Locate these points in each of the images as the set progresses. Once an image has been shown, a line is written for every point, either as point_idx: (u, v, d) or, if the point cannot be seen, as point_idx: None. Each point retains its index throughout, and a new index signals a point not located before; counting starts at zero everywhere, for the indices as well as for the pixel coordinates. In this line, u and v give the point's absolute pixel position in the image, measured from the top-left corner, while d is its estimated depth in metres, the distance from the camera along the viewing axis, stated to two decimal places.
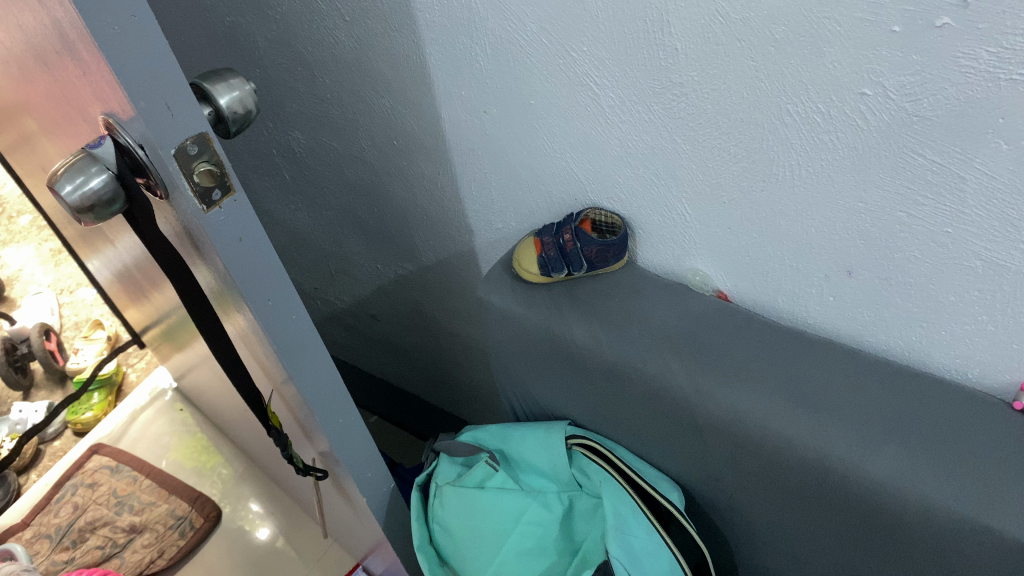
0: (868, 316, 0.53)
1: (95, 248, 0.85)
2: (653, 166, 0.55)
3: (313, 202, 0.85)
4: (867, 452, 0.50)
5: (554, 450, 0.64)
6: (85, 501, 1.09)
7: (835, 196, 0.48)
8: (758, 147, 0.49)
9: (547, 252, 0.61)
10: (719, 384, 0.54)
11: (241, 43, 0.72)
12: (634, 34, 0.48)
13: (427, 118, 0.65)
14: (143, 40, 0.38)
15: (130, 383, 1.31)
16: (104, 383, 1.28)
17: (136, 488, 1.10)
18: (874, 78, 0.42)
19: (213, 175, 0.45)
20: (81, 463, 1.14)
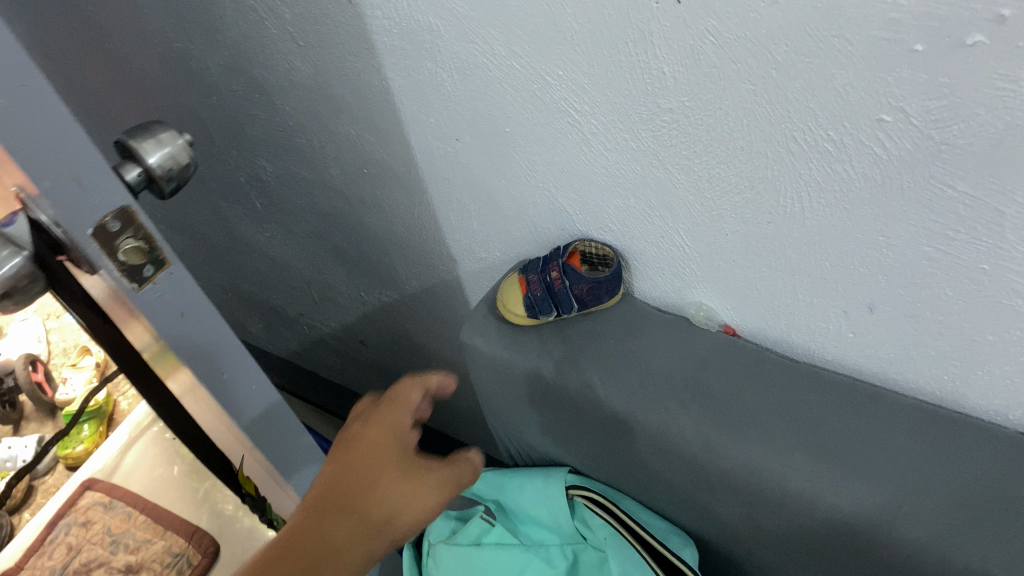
0: (893, 353, 0.47)
1: None
2: (646, 196, 0.49)
3: (287, 230, 0.80)
4: (902, 512, 0.44)
5: (554, 502, 0.59)
6: (78, 542, 0.93)
7: (851, 230, 0.43)
8: (762, 177, 0.43)
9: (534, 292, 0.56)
10: (733, 435, 0.49)
11: (193, 69, 0.67)
12: (616, 57, 0.42)
13: (397, 146, 0.59)
14: (37, 111, 0.33)
15: (120, 410, 1.10)
16: (94, 413, 1.08)
17: (131, 524, 0.95)
18: (894, 103, 0.36)
19: (142, 252, 0.39)
20: (73, 500, 0.98)
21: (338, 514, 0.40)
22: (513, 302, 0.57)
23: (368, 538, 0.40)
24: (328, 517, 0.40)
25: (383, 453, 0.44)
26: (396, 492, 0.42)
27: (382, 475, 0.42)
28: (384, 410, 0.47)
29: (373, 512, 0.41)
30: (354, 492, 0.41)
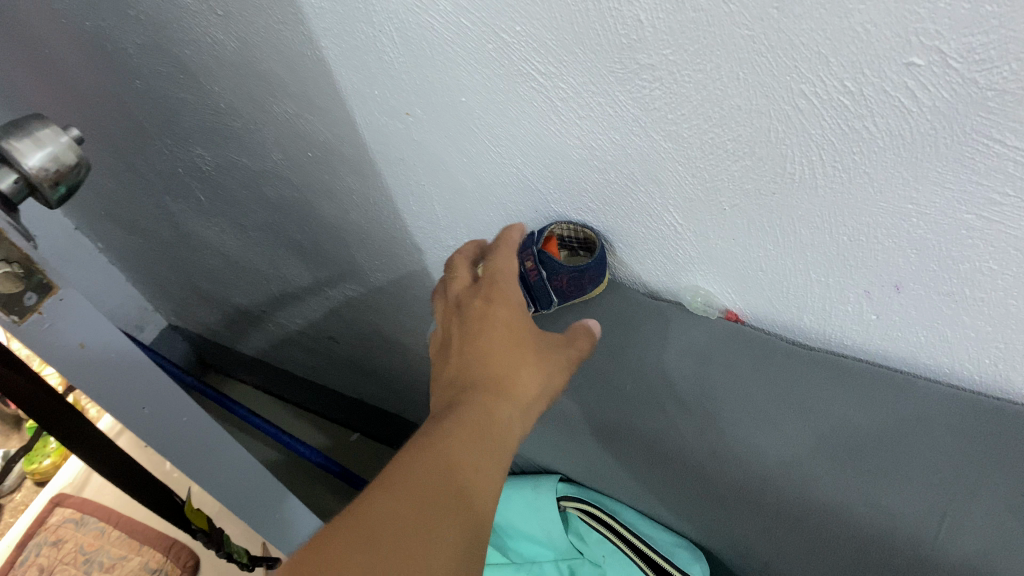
0: (925, 337, 0.41)
1: None
2: (628, 169, 0.42)
3: (238, 224, 0.73)
4: (946, 524, 0.37)
5: (545, 514, 0.53)
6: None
7: (873, 198, 0.36)
8: (764, 141, 0.36)
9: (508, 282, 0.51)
10: (744, 438, 0.44)
11: (109, 50, 0.59)
12: (580, 5, 0.35)
13: (342, 126, 0.52)
14: None
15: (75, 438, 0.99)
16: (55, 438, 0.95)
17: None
18: (928, 42, 0.28)
19: (17, 278, 0.33)
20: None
21: (489, 395, 0.42)
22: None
23: (516, 403, 0.42)
24: (483, 398, 0.41)
25: (514, 335, 0.45)
26: (534, 371, 0.44)
27: (517, 357, 0.44)
28: (491, 291, 0.47)
29: (516, 389, 0.43)
30: (499, 378, 0.43)
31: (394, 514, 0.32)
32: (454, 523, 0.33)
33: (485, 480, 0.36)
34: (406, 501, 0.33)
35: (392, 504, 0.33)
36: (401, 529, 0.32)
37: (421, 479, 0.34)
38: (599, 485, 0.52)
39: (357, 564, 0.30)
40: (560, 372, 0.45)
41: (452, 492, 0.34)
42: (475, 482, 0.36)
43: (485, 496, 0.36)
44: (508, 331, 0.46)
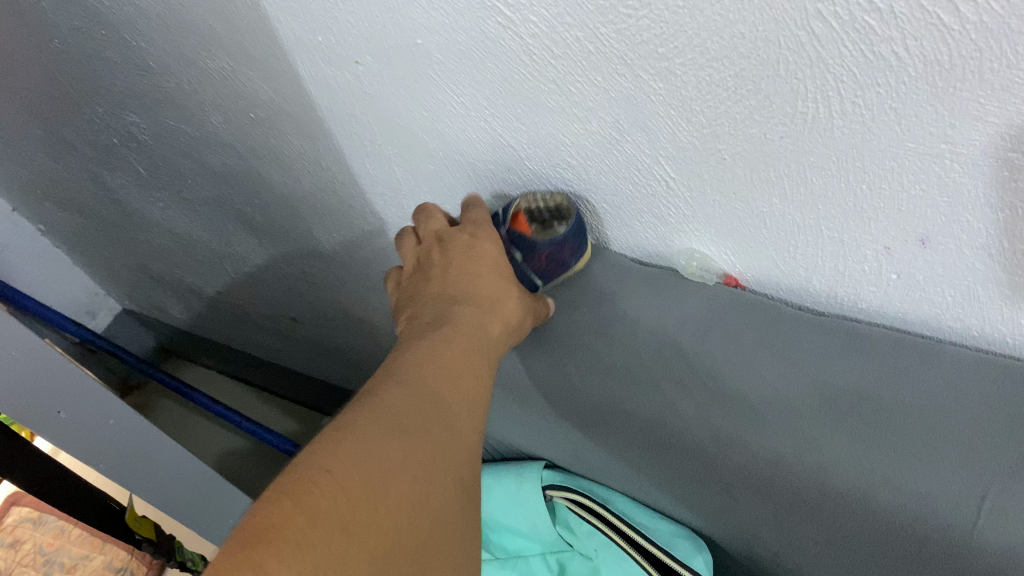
0: (953, 296, 0.36)
1: None
2: (611, 116, 0.37)
3: (182, 198, 0.66)
4: (985, 512, 0.33)
5: (530, 505, 0.49)
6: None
7: (901, 138, 0.30)
8: (771, 74, 0.31)
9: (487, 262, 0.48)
10: (749, 423, 0.39)
11: (19, 5, 0.52)
12: None
13: (283, 81, 0.46)
14: None
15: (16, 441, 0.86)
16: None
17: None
18: None
19: None
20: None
21: (477, 321, 0.41)
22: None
23: (498, 332, 0.42)
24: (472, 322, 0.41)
25: (500, 269, 0.45)
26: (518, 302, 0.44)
27: (505, 286, 0.44)
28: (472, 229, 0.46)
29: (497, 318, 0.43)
30: (486, 305, 0.43)
31: (408, 409, 0.32)
32: (455, 433, 0.33)
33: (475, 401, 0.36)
34: (416, 402, 0.32)
35: (405, 401, 0.32)
36: (415, 425, 0.31)
37: (427, 388, 0.34)
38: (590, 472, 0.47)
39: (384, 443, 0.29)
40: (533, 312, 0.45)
41: (451, 405, 0.34)
42: (469, 403, 0.36)
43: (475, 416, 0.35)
44: (494, 264, 0.45)
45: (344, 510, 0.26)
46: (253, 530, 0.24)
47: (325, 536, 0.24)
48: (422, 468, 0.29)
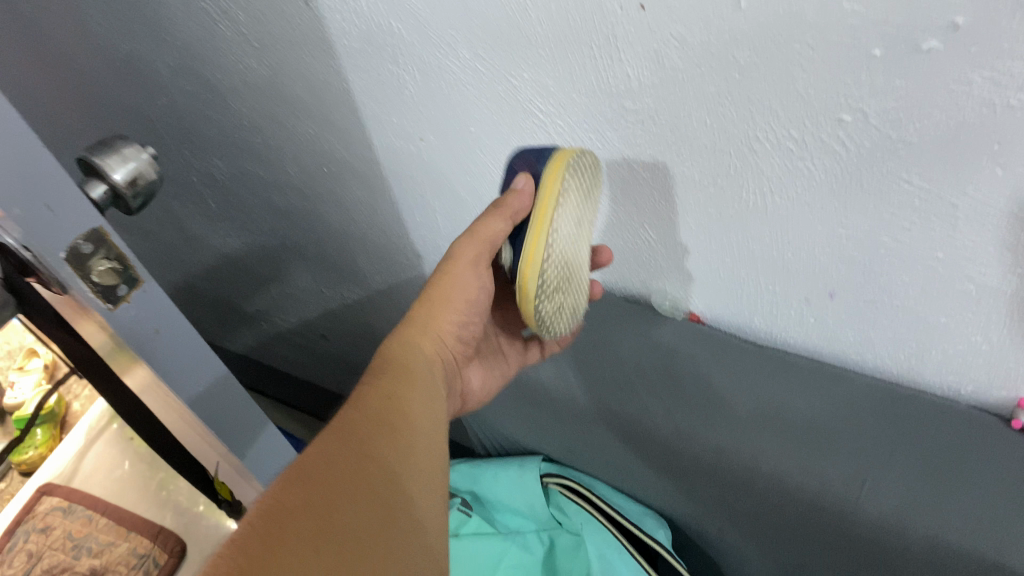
0: (852, 336, 0.50)
1: None
2: (611, 192, 0.51)
3: (243, 228, 0.79)
4: (868, 487, 0.46)
5: (531, 489, 0.61)
6: (39, 548, 0.88)
7: (814, 223, 0.44)
8: (726, 174, 0.44)
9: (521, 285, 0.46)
10: (700, 423, 0.52)
11: (141, 70, 0.65)
12: (580, 60, 0.43)
13: (358, 145, 0.59)
14: (11, 141, 0.33)
15: (73, 412, 1.03)
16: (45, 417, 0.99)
17: (93, 527, 0.90)
18: (853, 104, 0.37)
19: (116, 272, 0.40)
20: (30, 504, 0.92)
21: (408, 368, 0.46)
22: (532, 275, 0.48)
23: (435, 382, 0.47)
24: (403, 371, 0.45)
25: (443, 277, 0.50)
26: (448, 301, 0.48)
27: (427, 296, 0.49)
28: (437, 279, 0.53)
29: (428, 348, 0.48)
30: (409, 342, 0.47)
31: (335, 484, 0.36)
32: (395, 495, 0.38)
33: (419, 452, 0.41)
34: (347, 472, 0.37)
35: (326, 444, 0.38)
36: (350, 499, 0.36)
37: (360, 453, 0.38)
38: (579, 462, 0.60)
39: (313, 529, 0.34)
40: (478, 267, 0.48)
41: (386, 467, 0.39)
42: (409, 457, 0.40)
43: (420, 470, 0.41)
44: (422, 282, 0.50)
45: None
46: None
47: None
48: (351, 544, 0.35)
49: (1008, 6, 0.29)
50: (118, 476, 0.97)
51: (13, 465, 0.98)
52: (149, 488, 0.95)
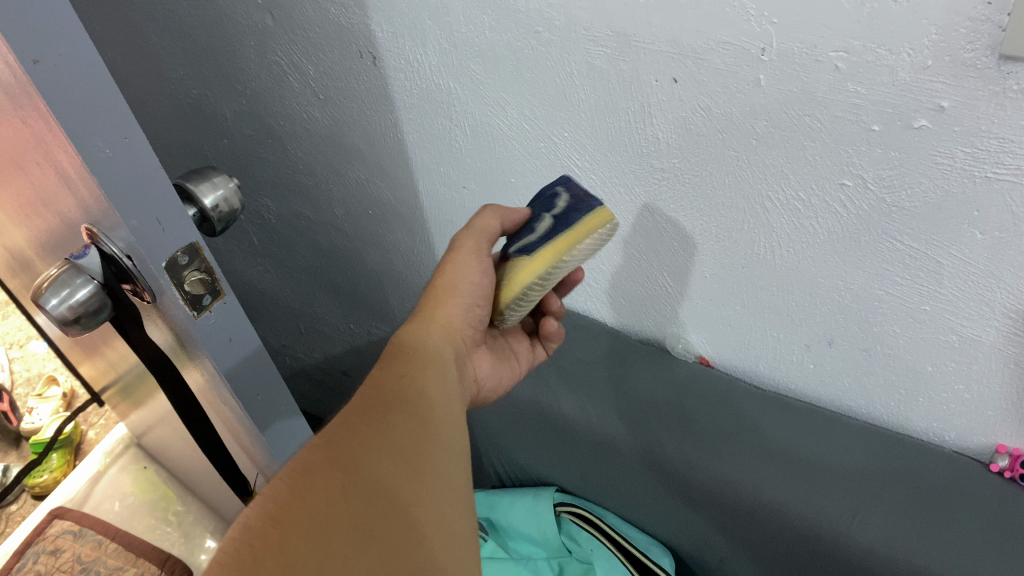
0: (847, 383, 0.55)
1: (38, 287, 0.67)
2: (634, 242, 0.57)
3: (281, 264, 0.85)
4: (857, 519, 0.51)
5: (544, 517, 0.69)
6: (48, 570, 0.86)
7: (817, 277, 0.50)
8: (740, 230, 0.50)
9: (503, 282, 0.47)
10: (709, 455, 0.57)
11: (208, 114, 0.72)
12: (617, 123, 0.49)
13: (404, 190, 0.65)
14: (135, 162, 0.39)
15: (89, 439, 1.02)
16: (62, 443, 0.99)
17: (102, 552, 0.87)
18: (854, 171, 0.43)
19: (205, 283, 0.45)
20: (41, 526, 0.90)
21: (415, 356, 0.43)
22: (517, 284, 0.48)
23: (446, 365, 0.44)
24: (413, 358, 0.43)
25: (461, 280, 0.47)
26: (455, 292, 0.47)
27: (437, 298, 0.47)
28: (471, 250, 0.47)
29: (431, 340, 0.45)
30: (417, 334, 0.45)
31: (359, 442, 0.33)
32: (422, 449, 0.35)
33: (441, 417, 0.38)
34: (370, 432, 0.34)
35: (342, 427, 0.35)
36: (375, 452, 0.33)
37: (377, 415, 0.35)
38: (601, 489, 0.66)
39: (340, 481, 0.31)
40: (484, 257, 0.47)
41: (414, 420, 0.36)
42: (431, 419, 0.37)
43: (445, 433, 0.37)
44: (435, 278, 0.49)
45: (307, 552, 0.28)
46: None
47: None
48: (382, 493, 0.32)
49: (984, 93, 0.36)
50: (131, 502, 0.94)
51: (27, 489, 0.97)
52: (162, 513, 0.93)
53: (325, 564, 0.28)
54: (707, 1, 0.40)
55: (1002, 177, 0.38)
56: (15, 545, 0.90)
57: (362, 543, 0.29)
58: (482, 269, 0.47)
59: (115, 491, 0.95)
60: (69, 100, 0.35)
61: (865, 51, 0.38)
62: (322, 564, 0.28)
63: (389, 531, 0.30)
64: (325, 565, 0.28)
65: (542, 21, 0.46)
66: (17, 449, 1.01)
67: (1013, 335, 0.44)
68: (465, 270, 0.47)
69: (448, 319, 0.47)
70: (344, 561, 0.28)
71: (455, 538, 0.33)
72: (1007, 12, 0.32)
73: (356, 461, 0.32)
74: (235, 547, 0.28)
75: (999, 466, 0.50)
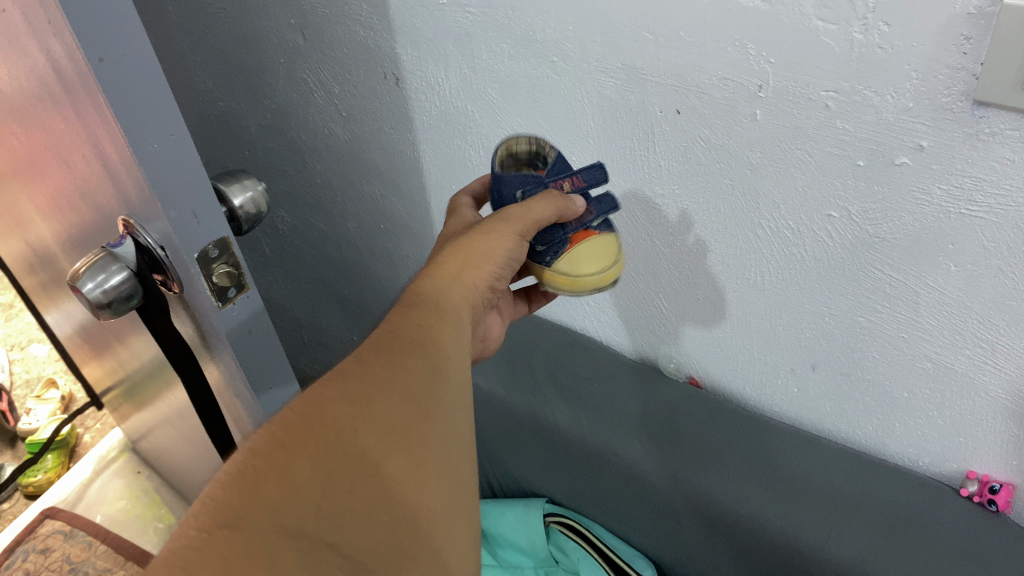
0: (829, 406, 0.58)
1: (57, 281, 0.69)
2: (634, 264, 0.60)
3: (291, 274, 0.88)
4: (833, 534, 0.54)
5: (532, 528, 0.72)
6: (36, 569, 0.86)
7: (803, 303, 0.53)
8: (732, 255, 0.54)
9: (547, 262, 0.47)
10: (695, 467, 0.60)
11: (234, 126, 0.76)
12: (623, 150, 0.53)
13: (416, 207, 0.69)
14: (177, 157, 0.42)
15: (84, 443, 1.01)
16: (58, 444, 0.98)
17: (92, 553, 0.87)
18: (840, 204, 0.46)
19: (231, 275, 0.48)
20: (32, 526, 0.90)
21: (435, 312, 0.39)
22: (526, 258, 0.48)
23: (466, 326, 0.40)
24: (428, 309, 0.39)
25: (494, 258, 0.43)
26: (485, 260, 0.43)
27: (462, 260, 0.42)
28: (513, 212, 0.43)
29: (454, 297, 0.41)
30: (440, 290, 0.41)
31: (376, 378, 0.34)
32: (435, 393, 0.35)
33: (455, 365, 0.38)
34: (387, 369, 0.35)
35: (342, 389, 0.33)
36: (389, 390, 0.34)
37: (387, 368, 0.34)
38: (596, 502, 0.69)
39: (352, 416, 0.32)
40: (522, 237, 0.44)
41: (422, 387, 0.35)
42: (447, 363, 0.37)
43: (459, 380, 0.37)
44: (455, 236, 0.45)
45: (290, 510, 0.28)
46: (208, 524, 0.27)
47: (287, 520, 0.28)
48: (392, 432, 0.32)
49: (960, 135, 0.39)
50: (120, 505, 0.93)
51: (19, 487, 0.95)
52: (150, 517, 0.92)
53: (317, 511, 0.28)
54: (710, 39, 0.44)
55: (975, 214, 0.42)
56: (6, 547, 0.88)
57: (366, 480, 0.30)
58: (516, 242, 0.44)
59: (106, 493, 0.94)
60: (125, 95, 0.38)
61: (853, 92, 0.41)
62: (323, 499, 0.29)
63: (394, 470, 0.31)
64: (327, 499, 0.29)
65: (558, 52, 0.50)
66: (11, 449, 0.99)
67: (984, 363, 0.47)
68: (501, 241, 0.43)
69: (476, 283, 0.42)
70: (344, 499, 0.29)
71: (460, 483, 0.34)
72: (980, 62, 0.36)
73: (370, 394, 0.33)
74: (240, 468, 0.29)
75: (969, 490, 0.53)
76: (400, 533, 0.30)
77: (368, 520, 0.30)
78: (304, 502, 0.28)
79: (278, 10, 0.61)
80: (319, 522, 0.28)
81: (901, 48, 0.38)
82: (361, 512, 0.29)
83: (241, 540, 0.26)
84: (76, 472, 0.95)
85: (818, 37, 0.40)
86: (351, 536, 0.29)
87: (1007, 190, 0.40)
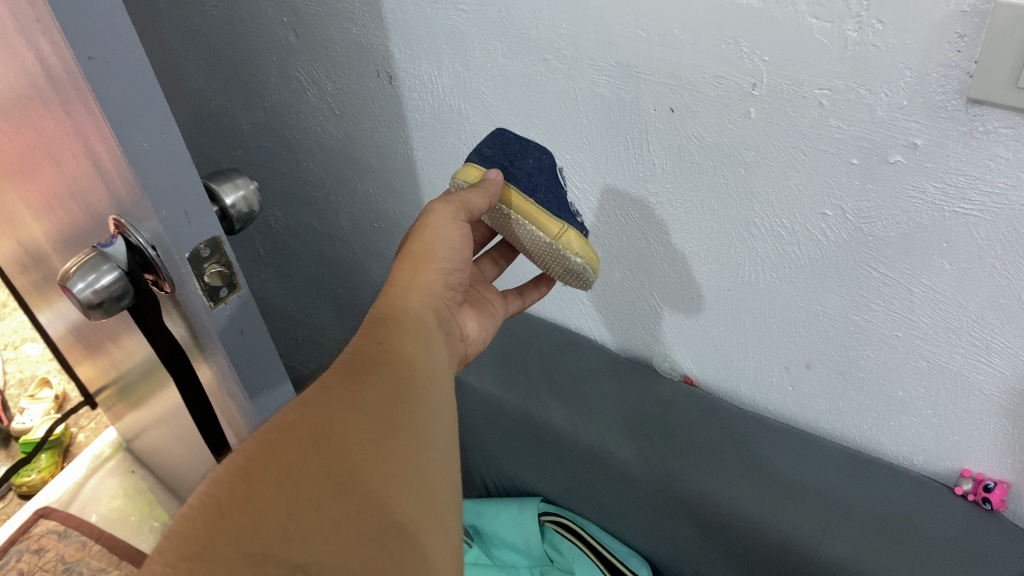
0: (823, 404, 0.58)
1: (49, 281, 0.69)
2: (627, 262, 0.60)
3: (285, 273, 0.88)
4: (827, 532, 0.54)
5: (527, 526, 0.72)
6: (30, 569, 0.85)
7: (796, 301, 0.53)
8: (726, 253, 0.53)
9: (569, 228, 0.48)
10: (689, 467, 0.60)
11: (227, 123, 0.75)
12: (616, 148, 0.53)
13: (409, 205, 0.68)
14: (168, 157, 0.42)
15: (78, 443, 1.01)
16: (52, 444, 0.97)
17: (86, 553, 0.86)
18: (834, 202, 0.46)
19: (223, 275, 0.48)
20: (27, 526, 0.89)
21: (399, 327, 0.40)
22: (544, 228, 0.47)
23: (429, 331, 0.42)
24: (391, 326, 0.41)
25: (447, 244, 0.45)
26: (432, 258, 0.44)
27: (410, 268, 0.44)
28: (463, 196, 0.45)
29: (414, 305, 0.43)
30: (400, 300, 0.42)
31: (337, 399, 0.34)
32: (400, 409, 0.35)
33: (424, 383, 0.38)
34: (351, 389, 0.35)
35: (303, 413, 0.33)
36: (353, 410, 0.34)
37: (350, 389, 0.35)
38: (591, 501, 0.69)
39: (316, 436, 0.32)
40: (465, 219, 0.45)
41: (386, 403, 0.35)
42: (411, 381, 0.37)
43: (425, 396, 0.37)
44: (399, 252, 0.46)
45: (258, 533, 0.27)
46: (173, 557, 0.26)
47: (254, 545, 0.27)
48: (358, 449, 0.32)
49: (954, 133, 0.39)
50: (114, 505, 0.93)
51: (13, 487, 0.94)
52: (145, 515, 0.91)
53: (287, 530, 0.28)
54: (704, 38, 0.44)
55: (969, 212, 0.42)
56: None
57: (335, 498, 0.30)
58: (461, 233, 0.45)
59: (101, 493, 0.94)
60: (115, 95, 0.38)
61: (847, 90, 0.41)
62: (291, 519, 0.28)
63: (363, 485, 0.31)
64: (295, 518, 0.28)
65: (552, 50, 0.50)
66: (5, 449, 0.99)
67: (978, 362, 0.47)
68: (449, 233, 0.44)
69: (431, 286, 0.44)
70: (313, 517, 0.29)
71: (434, 498, 0.33)
72: (975, 60, 0.36)
73: (332, 416, 0.33)
74: (204, 499, 0.28)
75: (963, 489, 0.53)
76: (374, 548, 0.29)
77: (341, 539, 0.29)
78: (272, 525, 0.28)
79: (270, 8, 0.61)
80: (289, 545, 0.28)
81: (895, 46, 0.38)
82: (331, 530, 0.29)
83: (207, 570, 0.26)
84: (71, 472, 0.95)
85: (813, 35, 0.40)
86: (323, 556, 0.28)
87: (1000, 188, 0.40)
